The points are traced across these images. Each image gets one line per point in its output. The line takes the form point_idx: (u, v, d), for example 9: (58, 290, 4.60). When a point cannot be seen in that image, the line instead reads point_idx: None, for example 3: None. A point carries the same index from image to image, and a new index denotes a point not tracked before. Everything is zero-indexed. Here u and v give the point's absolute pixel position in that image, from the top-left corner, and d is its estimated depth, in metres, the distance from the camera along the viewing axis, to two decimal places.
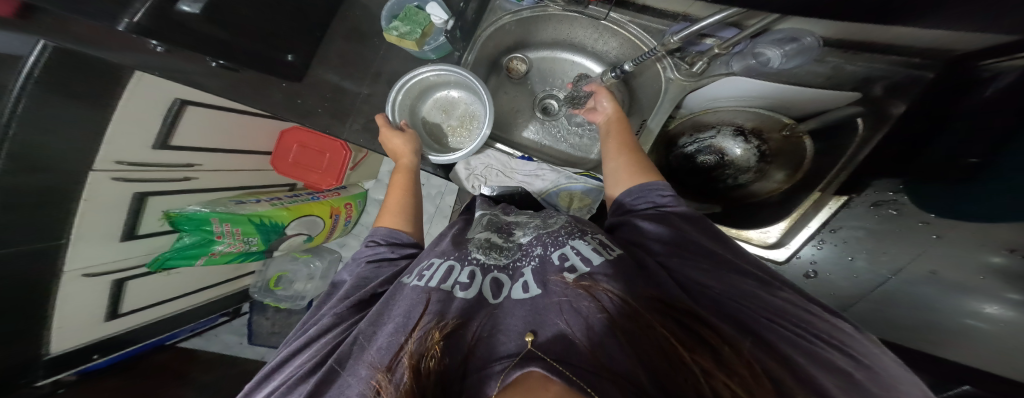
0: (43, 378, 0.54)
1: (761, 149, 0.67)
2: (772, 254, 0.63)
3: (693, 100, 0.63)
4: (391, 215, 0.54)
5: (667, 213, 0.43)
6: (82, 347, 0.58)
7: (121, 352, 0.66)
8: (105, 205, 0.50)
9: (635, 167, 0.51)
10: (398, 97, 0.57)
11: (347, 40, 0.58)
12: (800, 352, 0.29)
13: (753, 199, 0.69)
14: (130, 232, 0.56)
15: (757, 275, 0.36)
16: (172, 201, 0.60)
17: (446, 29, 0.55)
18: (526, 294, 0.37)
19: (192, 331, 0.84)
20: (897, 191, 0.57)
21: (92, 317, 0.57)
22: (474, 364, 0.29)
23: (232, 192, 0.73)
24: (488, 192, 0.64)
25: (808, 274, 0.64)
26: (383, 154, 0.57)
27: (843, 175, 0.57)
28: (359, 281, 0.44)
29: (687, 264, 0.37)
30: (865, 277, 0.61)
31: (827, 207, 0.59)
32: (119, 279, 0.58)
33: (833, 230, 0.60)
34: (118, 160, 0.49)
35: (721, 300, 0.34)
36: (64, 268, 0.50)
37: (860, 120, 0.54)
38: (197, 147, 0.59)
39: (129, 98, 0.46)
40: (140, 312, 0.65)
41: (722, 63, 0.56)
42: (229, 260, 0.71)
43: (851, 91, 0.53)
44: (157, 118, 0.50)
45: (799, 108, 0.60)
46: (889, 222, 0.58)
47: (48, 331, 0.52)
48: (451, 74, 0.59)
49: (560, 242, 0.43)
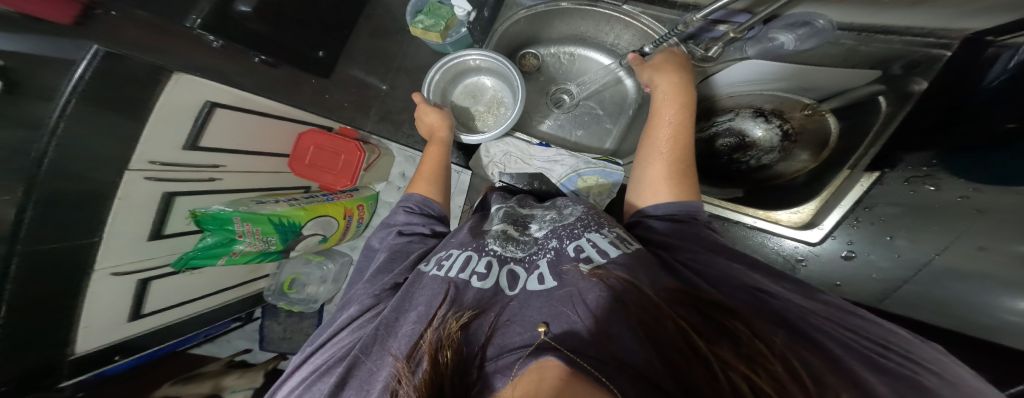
0: (66, 378, 0.50)
1: (784, 129, 0.67)
2: (807, 235, 0.61)
3: (708, 87, 0.66)
4: (424, 182, 0.54)
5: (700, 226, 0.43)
6: (103, 349, 0.54)
7: (143, 353, 0.63)
8: (135, 205, 0.47)
9: (672, 180, 0.48)
10: (436, 75, 0.62)
11: (371, 38, 0.77)
12: (856, 359, 0.27)
13: (779, 180, 0.68)
14: (157, 232, 0.53)
15: (790, 280, 0.37)
16: (197, 201, 0.57)
17: (468, 21, 0.59)
18: (542, 286, 0.37)
19: (206, 336, 0.80)
20: (930, 165, 0.55)
21: (118, 316, 0.55)
22: (490, 353, 0.30)
23: (254, 193, 0.68)
24: (507, 178, 0.68)
25: (846, 257, 0.60)
26: (422, 131, 0.62)
27: (871, 154, 0.57)
28: (391, 256, 0.44)
29: (718, 263, 0.38)
30: (909, 256, 0.57)
31: (859, 184, 0.58)
32: (144, 278, 0.55)
33: (868, 208, 0.58)
34: (152, 160, 0.46)
35: (758, 296, 0.34)
36: (97, 266, 0.47)
37: (882, 98, 0.56)
38: (224, 149, 0.56)
39: (173, 89, 0.45)
40: (158, 315, 0.62)
41: (737, 49, 0.61)
42: (248, 260, 0.71)
43: (870, 69, 0.56)
44: (188, 122, 0.48)
45: (818, 90, 0.61)
46: (925, 198, 0.56)
47: (76, 330, 0.49)
48: (489, 60, 0.62)
49: (576, 234, 0.43)
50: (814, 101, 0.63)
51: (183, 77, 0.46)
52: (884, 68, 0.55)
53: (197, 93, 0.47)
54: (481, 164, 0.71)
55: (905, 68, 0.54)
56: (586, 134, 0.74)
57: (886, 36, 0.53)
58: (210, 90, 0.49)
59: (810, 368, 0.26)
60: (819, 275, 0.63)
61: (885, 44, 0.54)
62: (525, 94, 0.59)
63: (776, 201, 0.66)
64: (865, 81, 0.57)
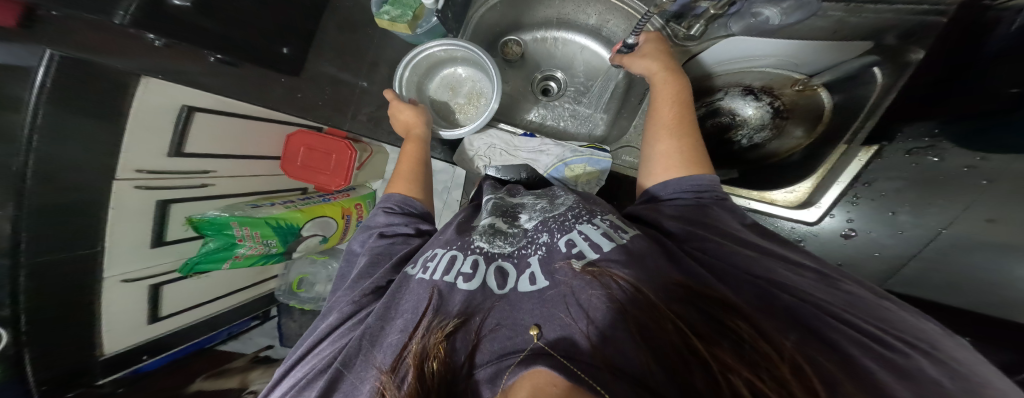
0: (101, 377, 0.54)
1: (775, 106, 0.64)
2: (801, 215, 0.58)
3: (694, 67, 0.63)
4: (404, 180, 0.54)
5: (705, 203, 0.41)
6: (135, 348, 0.58)
7: (173, 351, 0.66)
8: (131, 213, 0.49)
9: (678, 156, 0.45)
10: (404, 73, 0.60)
11: (338, 31, 0.63)
12: (860, 350, 0.25)
13: (774, 159, 0.65)
14: (158, 239, 0.55)
15: (810, 266, 0.33)
16: (195, 207, 0.58)
17: (438, 9, 0.54)
18: (533, 287, 0.36)
19: (230, 333, 0.81)
20: (932, 136, 0.52)
21: (137, 321, 0.57)
22: (482, 360, 0.30)
23: (250, 197, 0.68)
24: (494, 173, 0.64)
25: (846, 236, 0.59)
26: (398, 130, 0.60)
27: (871, 125, 0.53)
28: (373, 259, 0.44)
29: (723, 250, 0.35)
30: (912, 233, 0.56)
31: (856, 159, 0.54)
32: (153, 284, 0.57)
33: (868, 184, 0.55)
34: (139, 168, 0.47)
35: (766, 290, 0.30)
36: (104, 274, 0.50)
37: (878, 70, 0.52)
38: (212, 154, 0.56)
39: (143, 93, 0.44)
40: (179, 316, 0.65)
41: (721, 25, 0.55)
42: (253, 263, 0.72)
43: (862, 41, 0.51)
44: (168, 127, 0.48)
45: (811, 64, 0.58)
46: (928, 170, 0.53)
47: (98, 334, 0.52)
48: (459, 49, 0.60)
49: (567, 227, 0.42)
50: (806, 75, 0.60)
51: (151, 80, 0.44)
52: (876, 39, 0.50)
53: (168, 97, 0.46)
54: (467, 158, 0.69)
55: (900, 37, 0.49)
56: (574, 120, 0.72)
57: (877, 6, 0.46)
58: (186, 94, 0.48)
59: (814, 361, 0.24)
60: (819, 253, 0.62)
61: (874, 15, 0.47)
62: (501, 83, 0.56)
63: (767, 179, 0.64)
64: (855, 54, 0.53)
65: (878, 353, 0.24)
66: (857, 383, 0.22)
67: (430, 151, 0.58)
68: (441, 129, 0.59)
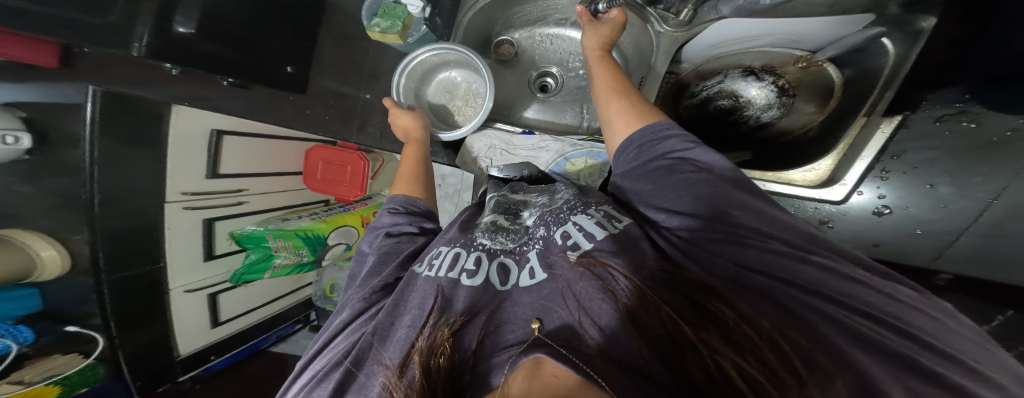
0: (183, 373, 0.67)
1: (779, 84, 0.62)
2: (824, 194, 0.55)
3: (691, 51, 0.61)
4: (405, 182, 0.56)
5: (680, 160, 0.36)
6: (206, 348, 0.70)
7: (233, 353, 0.75)
8: (183, 232, 0.60)
9: (634, 111, 0.44)
10: (401, 80, 0.62)
11: (336, 45, 0.64)
12: (844, 334, 0.23)
13: (788, 137, 0.63)
14: (209, 253, 0.65)
15: (785, 239, 0.29)
16: (235, 223, 0.67)
17: (425, 17, 0.57)
18: (533, 281, 0.34)
19: (278, 336, 0.85)
20: (963, 101, 0.46)
21: (199, 324, 0.67)
22: (484, 352, 0.28)
23: (280, 211, 0.75)
24: (497, 173, 0.61)
25: (877, 213, 0.53)
26: (399, 138, 0.63)
27: (891, 94, 0.50)
28: (380, 258, 0.46)
29: (733, 232, 0.31)
30: (957, 206, 0.49)
31: (879, 130, 0.51)
32: (210, 293, 0.68)
33: (895, 157, 0.50)
34: (183, 191, 0.58)
35: (747, 277, 0.28)
36: (170, 285, 0.61)
37: (887, 39, 0.49)
38: (245, 173, 0.64)
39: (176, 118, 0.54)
40: (240, 318, 0.74)
41: (711, 8, 0.52)
42: (290, 272, 0.75)
43: (862, 14, 0.47)
44: (202, 153, 0.58)
45: (810, 41, 0.55)
46: (966, 138, 0.47)
47: (173, 335, 0.64)
48: (450, 52, 0.61)
49: (562, 219, 0.40)
50: (809, 51, 0.57)
51: (181, 107, 0.54)
52: (879, 9, 0.46)
53: (197, 124, 0.56)
54: (469, 160, 0.69)
55: (903, 6, 0.45)
56: (573, 114, 0.72)
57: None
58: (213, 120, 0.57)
59: (793, 340, 0.23)
60: (851, 235, 0.56)
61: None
62: (491, 83, 0.57)
63: (790, 160, 0.61)
64: (861, 25, 0.49)
65: (852, 332, 0.23)
66: (843, 370, 0.21)
67: (429, 153, 0.60)
68: (440, 134, 0.61)
